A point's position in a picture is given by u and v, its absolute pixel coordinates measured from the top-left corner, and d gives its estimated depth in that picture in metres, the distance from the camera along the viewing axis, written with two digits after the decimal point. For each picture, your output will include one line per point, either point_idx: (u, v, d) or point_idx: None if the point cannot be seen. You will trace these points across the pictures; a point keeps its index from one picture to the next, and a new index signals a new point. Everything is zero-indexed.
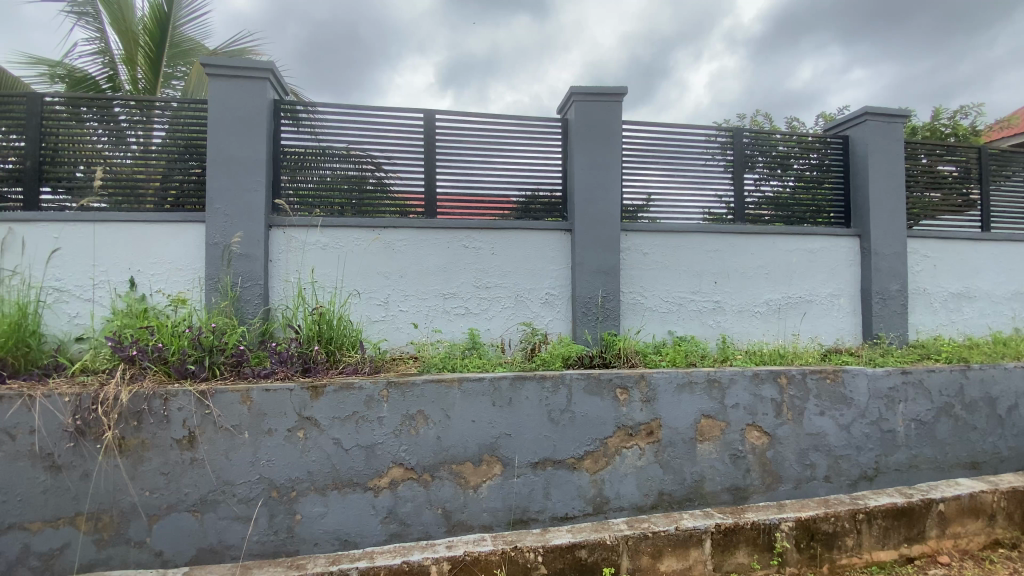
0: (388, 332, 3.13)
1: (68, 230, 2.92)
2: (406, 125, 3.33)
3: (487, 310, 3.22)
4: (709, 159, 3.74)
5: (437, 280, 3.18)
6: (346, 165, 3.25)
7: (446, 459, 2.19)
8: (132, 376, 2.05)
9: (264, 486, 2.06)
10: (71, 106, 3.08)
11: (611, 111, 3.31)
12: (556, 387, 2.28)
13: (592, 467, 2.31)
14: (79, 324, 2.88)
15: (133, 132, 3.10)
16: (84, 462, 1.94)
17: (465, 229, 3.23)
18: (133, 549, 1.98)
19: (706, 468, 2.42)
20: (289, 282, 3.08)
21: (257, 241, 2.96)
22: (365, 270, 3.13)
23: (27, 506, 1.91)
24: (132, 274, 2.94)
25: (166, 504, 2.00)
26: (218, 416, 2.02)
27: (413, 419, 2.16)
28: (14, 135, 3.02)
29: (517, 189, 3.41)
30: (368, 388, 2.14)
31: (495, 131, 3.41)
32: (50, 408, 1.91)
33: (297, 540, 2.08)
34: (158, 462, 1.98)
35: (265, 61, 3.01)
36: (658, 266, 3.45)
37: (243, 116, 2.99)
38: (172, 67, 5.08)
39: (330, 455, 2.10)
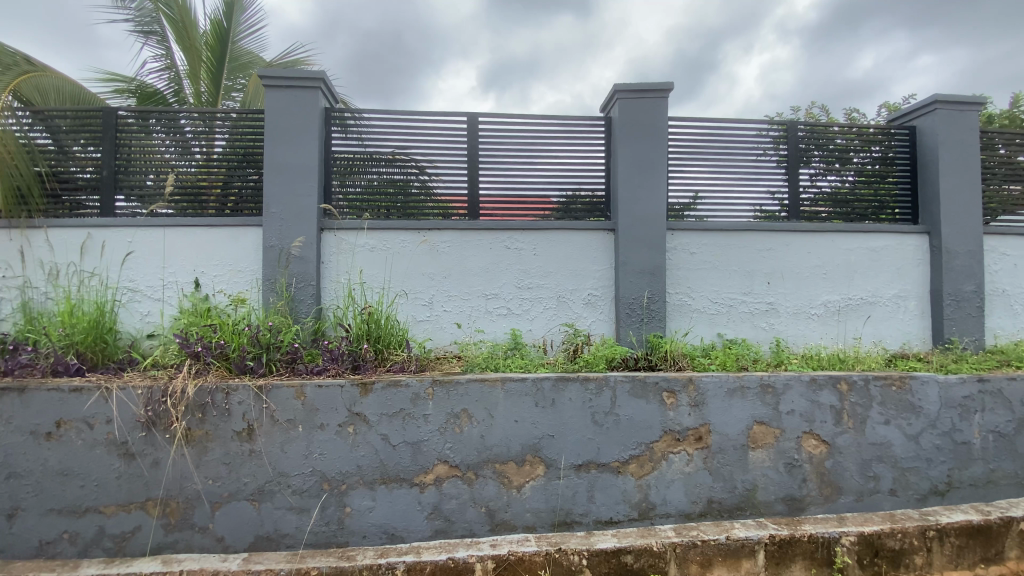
0: (433, 332, 3.19)
1: (141, 234, 3.14)
2: (449, 128, 3.37)
3: (530, 311, 3.22)
4: (760, 155, 3.59)
5: (481, 280, 3.21)
6: (392, 169, 3.33)
7: (489, 458, 2.20)
8: (197, 371, 2.18)
9: (316, 478, 2.14)
10: (142, 119, 3.31)
11: (657, 108, 3.24)
12: (599, 390, 2.25)
13: (637, 471, 2.27)
14: (150, 322, 3.10)
15: (197, 142, 3.30)
16: (154, 451, 2.08)
17: (507, 230, 3.25)
18: (197, 534, 2.10)
19: (759, 477, 2.32)
20: (339, 283, 3.19)
21: (310, 244, 3.09)
22: (411, 271, 3.20)
23: (103, 490, 2.06)
24: (196, 275, 3.13)
25: (226, 492, 2.11)
26: (274, 410, 2.12)
27: (457, 418, 2.19)
28: (92, 147, 3.28)
29: (558, 189, 3.39)
30: (414, 386, 2.18)
31: (537, 132, 3.41)
32: (124, 399, 2.06)
33: (347, 532, 2.15)
34: (220, 452, 2.10)
35: (317, 70, 3.13)
36: (706, 266, 3.34)
37: (296, 123, 3.13)
38: (232, 80, 5.35)
39: (378, 450, 2.15)
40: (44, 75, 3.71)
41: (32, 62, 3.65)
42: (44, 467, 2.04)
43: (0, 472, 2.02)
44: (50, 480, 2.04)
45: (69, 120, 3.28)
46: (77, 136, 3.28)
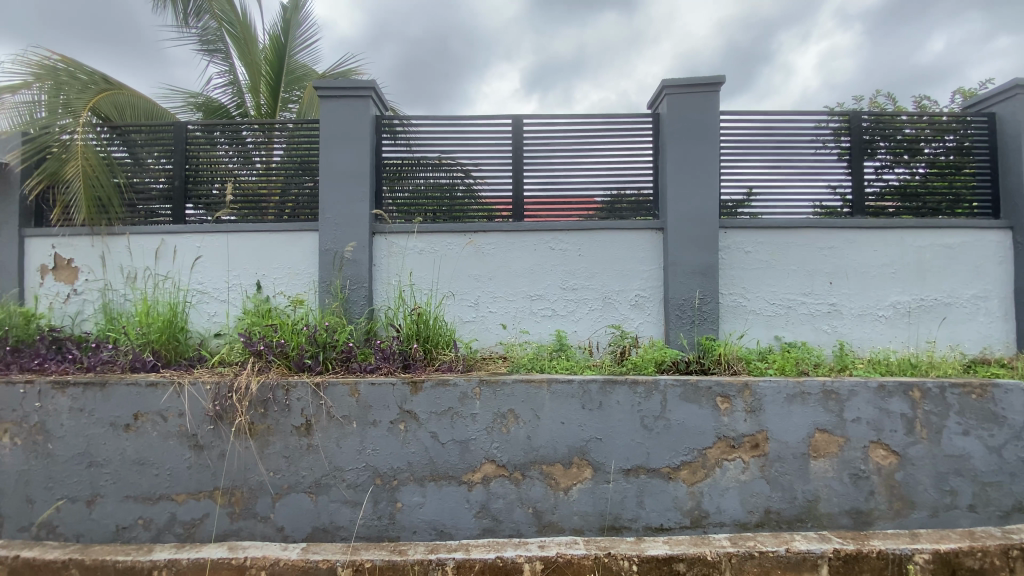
0: (479, 332, 3.22)
1: (208, 240, 3.36)
2: (494, 131, 3.40)
3: (575, 312, 3.19)
4: (819, 148, 3.41)
5: (526, 281, 3.21)
6: (438, 173, 3.39)
7: (536, 459, 2.20)
8: (259, 369, 2.30)
9: (369, 473, 2.21)
10: (208, 132, 3.53)
11: (707, 103, 3.14)
12: (649, 393, 2.21)
13: (689, 478, 2.20)
14: (216, 322, 3.31)
15: (257, 152, 3.49)
16: (221, 443, 2.21)
17: (553, 231, 3.23)
18: (259, 523, 2.22)
19: (821, 488, 2.20)
20: (389, 285, 3.28)
21: (362, 247, 3.20)
22: (458, 272, 3.25)
23: (176, 478, 2.21)
24: (258, 278, 3.31)
25: (286, 484, 2.21)
26: (330, 407, 2.20)
27: (504, 418, 2.20)
28: (165, 159, 3.53)
29: (604, 189, 3.35)
30: (462, 385, 2.21)
31: (583, 131, 3.38)
32: (194, 394, 2.20)
33: (398, 527, 2.21)
34: (280, 446, 2.21)
35: (367, 80, 3.24)
36: (762, 265, 3.20)
37: (349, 131, 3.25)
38: (289, 92, 5.59)
39: (427, 447, 2.20)
40: (120, 93, 4.02)
41: (110, 82, 4.01)
42: (124, 455, 2.20)
43: (87, 459, 2.21)
44: (129, 468, 2.21)
45: (144, 135, 3.54)
46: (151, 150, 3.54)
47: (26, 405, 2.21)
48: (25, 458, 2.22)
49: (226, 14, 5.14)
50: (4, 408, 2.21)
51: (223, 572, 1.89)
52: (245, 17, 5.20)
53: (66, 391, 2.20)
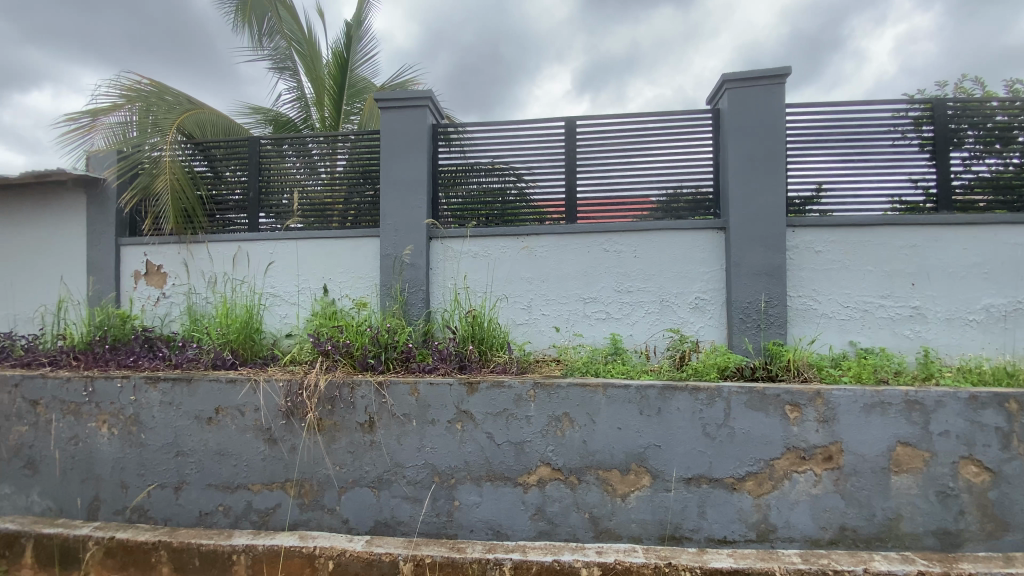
0: (532, 335, 3.24)
1: (279, 247, 3.58)
2: (547, 134, 3.41)
3: (631, 316, 3.14)
4: (896, 140, 3.18)
5: (581, 284, 3.19)
6: (491, 178, 3.44)
7: (593, 464, 2.17)
8: (327, 367, 2.43)
9: (428, 471, 2.27)
10: (279, 145, 3.77)
11: (771, 96, 3.01)
12: (711, 399, 2.13)
13: (755, 490, 2.10)
14: (287, 323, 3.52)
15: (323, 162, 3.68)
16: (292, 437, 2.34)
17: (607, 232, 3.20)
18: (326, 514, 2.33)
19: (903, 505, 2.04)
20: (446, 288, 3.36)
21: (420, 251, 3.31)
22: (513, 275, 3.28)
23: (252, 469, 2.36)
24: (324, 282, 3.49)
25: (351, 478, 2.32)
26: (391, 405, 2.29)
27: (559, 421, 2.20)
28: (241, 172, 3.80)
29: (660, 189, 3.28)
30: (517, 387, 2.22)
31: (637, 131, 3.32)
32: (269, 390, 2.35)
33: (456, 525, 2.26)
34: (346, 441, 2.31)
35: (424, 90, 3.35)
36: (834, 266, 3.02)
37: (407, 140, 3.37)
38: (350, 105, 5.85)
39: (483, 448, 2.23)
40: (201, 112, 4.38)
41: (194, 103, 4.37)
42: (207, 446, 2.39)
43: (175, 448, 2.40)
44: (211, 458, 2.39)
45: (223, 150, 3.83)
46: (229, 164, 3.82)
47: (123, 398, 2.44)
48: (122, 445, 2.44)
49: (294, 33, 5.51)
50: (106, 400, 2.45)
51: (294, 559, 2.01)
52: (311, 35, 5.57)
53: (157, 385, 2.41)
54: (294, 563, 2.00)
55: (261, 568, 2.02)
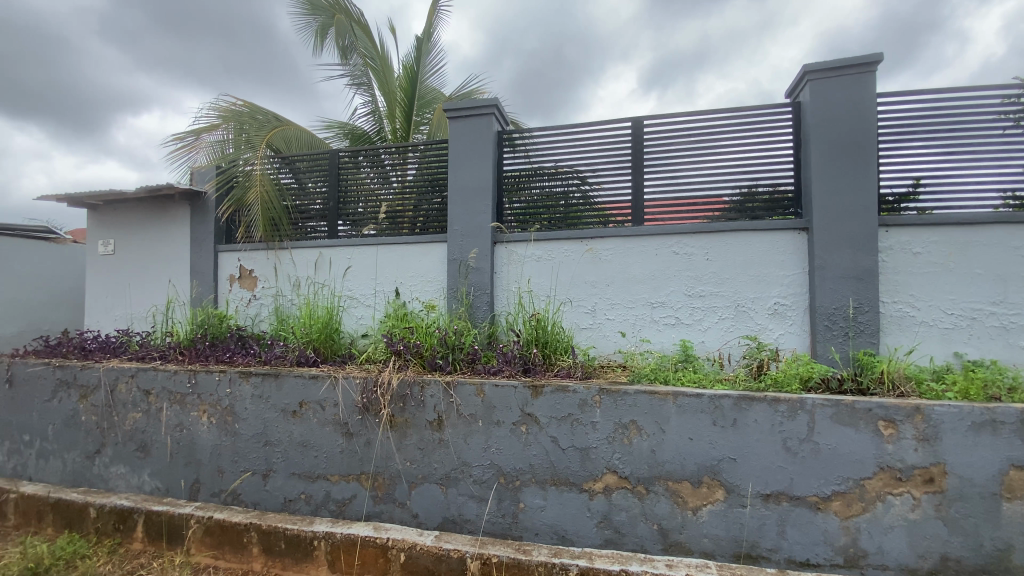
0: (596, 340, 3.20)
1: (356, 252, 3.79)
2: (612, 136, 3.37)
3: (701, 322, 3.01)
4: (1009, 127, 2.84)
5: (648, 288, 3.11)
6: (555, 182, 3.44)
7: (661, 474, 2.11)
8: (398, 366, 2.54)
9: (494, 471, 2.31)
10: (355, 157, 3.99)
11: (859, 85, 2.79)
12: (791, 411, 2.00)
13: (843, 511, 1.95)
14: (362, 324, 3.72)
15: (394, 171, 3.86)
16: (367, 432, 2.47)
17: (676, 235, 3.10)
18: (397, 508, 2.44)
19: (1019, 537, 1.82)
20: (510, 291, 3.40)
21: (485, 255, 3.38)
22: (577, 279, 3.26)
23: (331, 461, 2.52)
24: (396, 285, 3.65)
25: (421, 474, 2.40)
26: (458, 405, 2.35)
27: (626, 428, 2.15)
28: (321, 183, 4.07)
29: (732, 188, 3.13)
30: (582, 392, 2.20)
31: (707, 129, 3.20)
32: (346, 387, 2.49)
33: (521, 527, 2.28)
34: (416, 438, 2.40)
35: (490, 97, 3.42)
36: (935, 268, 2.74)
37: (474, 147, 3.46)
38: (420, 115, 6.15)
39: (548, 451, 2.23)
40: (288, 128, 4.73)
41: (281, 121, 4.74)
42: (291, 437, 2.57)
43: (264, 438, 2.61)
44: (295, 448, 2.57)
45: (306, 163, 4.12)
46: (311, 175, 4.11)
47: (221, 390, 2.68)
48: (219, 434, 2.69)
49: (368, 49, 5.80)
50: (206, 392, 2.71)
51: (369, 549, 2.11)
52: (384, 51, 5.85)
53: (249, 380, 2.63)
54: (369, 552, 2.11)
55: (339, 555, 2.15)
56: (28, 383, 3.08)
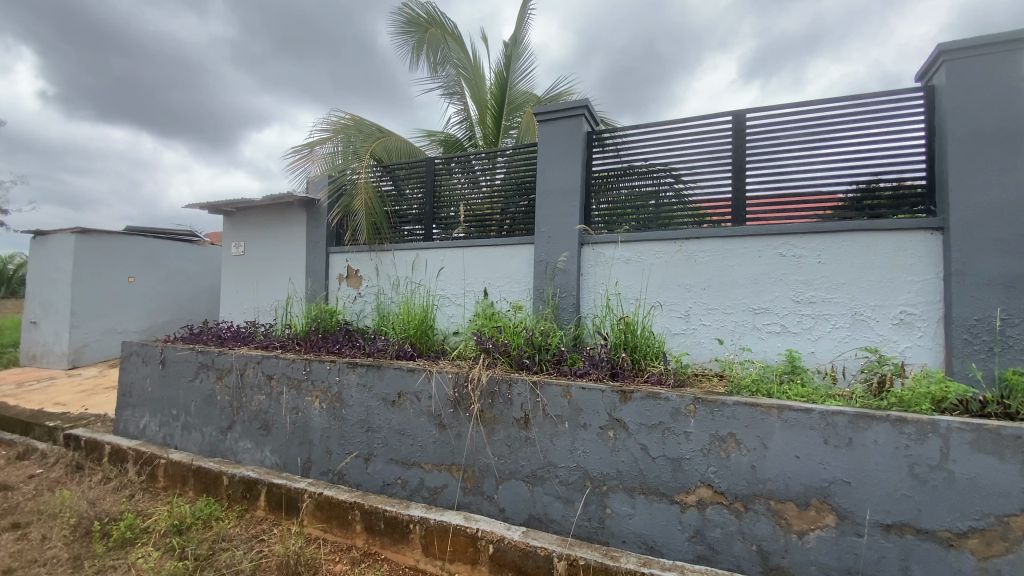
0: (690, 347, 3.07)
1: (449, 254, 3.97)
2: (710, 131, 3.20)
3: (810, 331, 2.77)
4: None
5: (748, 293, 2.92)
6: (645, 181, 3.35)
7: (762, 492, 1.98)
8: (488, 364, 2.62)
9: (580, 474, 2.30)
10: (448, 163, 4.18)
11: (1009, 63, 2.41)
12: (920, 434, 1.78)
13: (982, 551, 1.71)
14: (453, 322, 3.89)
15: (484, 175, 3.98)
16: (458, 425, 2.58)
17: (780, 235, 2.87)
18: (485, 501, 2.51)
19: None
20: (597, 293, 3.37)
21: (573, 257, 3.38)
22: (669, 281, 3.15)
23: (425, 451, 2.66)
24: (485, 286, 3.77)
25: (509, 470, 2.46)
26: (545, 405, 2.37)
27: (723, 441, 2.04)
28: (418, 188, 4.32)
29: (848, 184, 2.85)
30: (675, 401, 2.12)
31: (819, 119, 2.93)
32: (439, 381, 2.62)
33: (608, 533, 2.25)
34: (504, 435, 2.47)
35: (581, 98, 3.41)
36: None
37: (564, 149, 3.47)
38: (510, 120, 6.30)
39: (637, 458, 2.18)
40: (388, 138, 5.06)
41: (383, 132, 5.09)
42: (390, 425, 2.75)
43: (366, 424, 2.82)
44: (393, 435, 2.75)
45: (405, 171, 4.40)
46: (410, 182, 4.38)
47: (330, 378, 2.94)
48: (328, 418, 2.95)
49: (462, 60, 6.04)
50: (318, 379, 2.99)
51: (460, 538, 2.20)
52: (476, 61, 6.09)
53: (355, 370, 2.86)
54: (459, 540, 2.20)
55: (432, 541, 2.26)
56: (176, 365, 3.59)
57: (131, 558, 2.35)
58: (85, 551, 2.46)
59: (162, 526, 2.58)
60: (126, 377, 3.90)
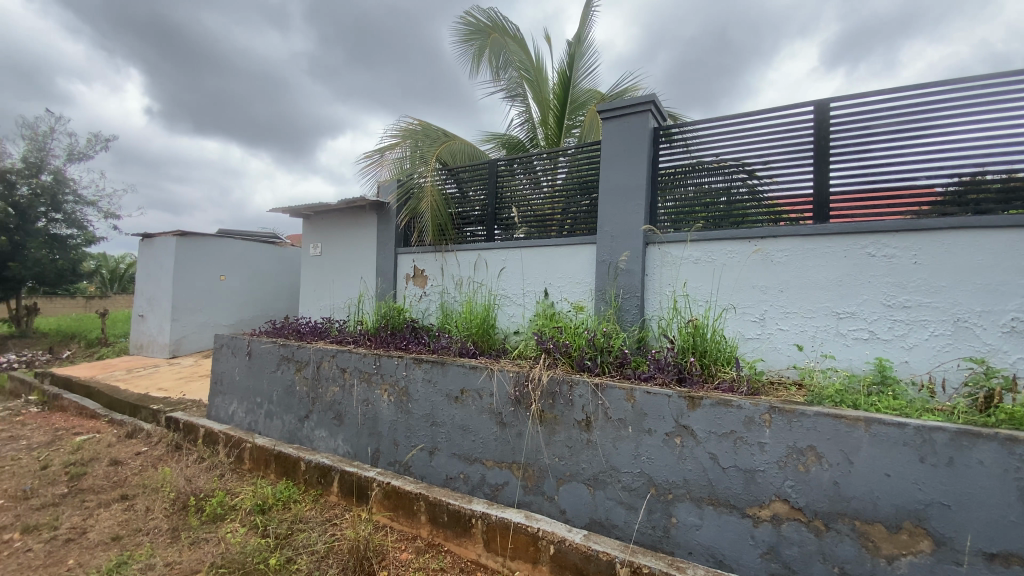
0: (765, 352, 2.91)
1: (511, 254, 4.01)
2: (788, 123, 3.01)
3: (904, 338, 2.52)
4: None
5: (831, 296, 2.72)
6: (716, 177, 3.22)
7: (846, 511, 1.83)
8: (549, 364, 2.63)
9: (644, 481, 2.24)
10: (510, 164, 4.22)
11: None
12: None
13: None
14: (515, 322, 3.92)
15: (546, 176, 3.97)
16: (519, 424, 2.60)
17: (869, 233, 2.64)
18: (546, 501, 2.51)
19: None
20: (663, 295, 3.26)
21: (637, 257, 3.29)
22: (742, 283, 3.00)
23: (487, 448, 2.70)
24: (547, 286, 3.76)
25: (569, 472, 2.44)
26: (608, 407, 2.33)
27: (802, 454, 1.91)
28: (481, 190, 4.40)
29: (949, 176, 2.57)
30: (748, 408, 2.01)
31: (915, 106, 2.66)
32: (501, 379, 2.64)
33: (673, 542, 2.17)
34: (565, 436, 2.45)
35: (648, 93, 3.32)
36: None
37: (629, 147, 3.40)
38: (572, 119, 6.28)
39: (705, 467, 2.09)
40: (454, 142, 5.18)
41: (448, 136, 5.22)
42: (453, 420, 2.82)
43: (431, 419, 2.91)
44: (456, 431, 2.81)
45: (469, 173, 4.49)
46: (473, 184, 4.47)
47: (398, 372, 3.07)
48: (396, 411, 3.08)
49: (524, 63, 6.07)
50: (387, 373, 3.12)
51: (521, 535, 2.22)
52: (539, 62, 6.10)
53: (420, 365, 2.96)
54: (520, 539, 2.22)
55: (494, 536, 2.30)
56: (261, 356, 3.89)
57: (220, 533, 2.58)
58: (182, 523, 2.73)
59: (247, 504, 2.80)
60: (217, 366, 4.27)
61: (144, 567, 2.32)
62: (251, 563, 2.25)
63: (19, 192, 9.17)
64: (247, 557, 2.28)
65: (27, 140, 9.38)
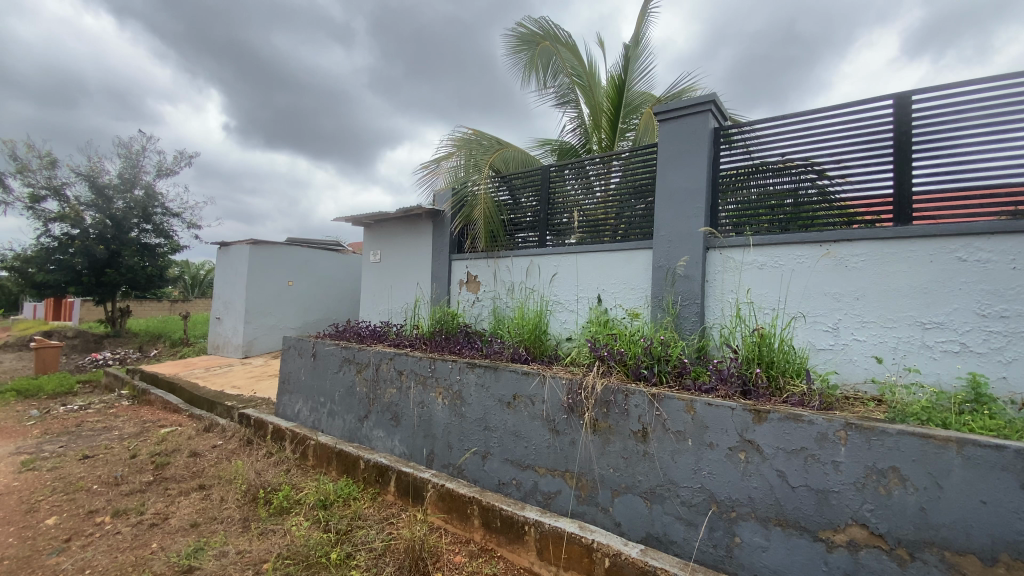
0: (840, 365, 2.71)
1: (564, 260, 3.98)
2: (864, 119, 2.81)
3: (1002, 352, 2.27)
4: None
5: (914, 304, 2.50)
6: (781, 178, 3.06)
7: (934, 540, 1.66)
8: (603, 372, 2.59)
9: (705, 496, 2.14)
10: (562, 170, 4.20)
11: None
12: None
13: None
14: (567, 328, 3.88)
15: (599, 180, 3.93)
16: (572, 432, 2.57)
17: (958, 236, 2.41)
18: (600, 512, 2.47)
19: None
20: (725, 302, 3.13)
21: (696, 263, 3.18)
22: (813, 291, 2.82)
23: (540, 454, 2.69)
24: (601, 293, 3.71)
25: (624, 483, 2.38)
26: (665, 418, 2.25)
27: (883, 476, 1.75)
28: (534, 196, 4.42)
29: None
30: (821, 424, 1.88)
31: (1017, 95, 2.39)
32: (553, 387, 2.63)
33: (736, 563, 2.06)
34: (620, 446, 2.39)
35: (707, 93, 3.21)
36: None
37: (688, 149, 3.30)
38: (626, 122, 6.20)
39: (772, 486, 1.97)
40: (507, 150, 5.24)
41: (501, 144, 5.29)
42: (506, 425, 2.83)
43: (484, 423, 2.94)
44: (509, 436, 2.82)
45: (521, 180, 4.52)
46: (526, 191, 4.49)
47: (452, 376, 3.12)
48: (449, 414, 3.13)
49: (576, 69, 6.07)
50: (441, 377, 3.19)
51: (575, 546, 2.18)
52: (591, 67, 6.08)
53: (474, 369, 3.00)
54: (574, 548, 2.18)
55: (547, 545, 2.28)
56: (325, 358, 4.08)
57: (286, 525, 2.72)
58: (253, 514, 2.92)
59: (311, 499, 2.94)
60: (285, 367, 4.52)
61: (218, 553, 2.48)
62: (314, 556, 2.36)
63: (116, 205, 10.18)
64: (310, 549, 2.39)
65: (123, 158, 10.40)
